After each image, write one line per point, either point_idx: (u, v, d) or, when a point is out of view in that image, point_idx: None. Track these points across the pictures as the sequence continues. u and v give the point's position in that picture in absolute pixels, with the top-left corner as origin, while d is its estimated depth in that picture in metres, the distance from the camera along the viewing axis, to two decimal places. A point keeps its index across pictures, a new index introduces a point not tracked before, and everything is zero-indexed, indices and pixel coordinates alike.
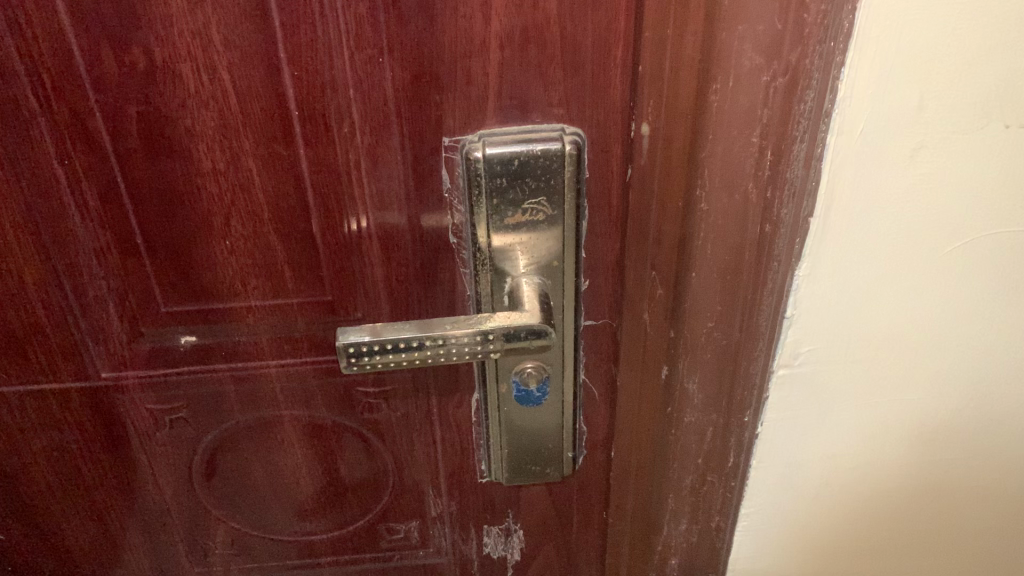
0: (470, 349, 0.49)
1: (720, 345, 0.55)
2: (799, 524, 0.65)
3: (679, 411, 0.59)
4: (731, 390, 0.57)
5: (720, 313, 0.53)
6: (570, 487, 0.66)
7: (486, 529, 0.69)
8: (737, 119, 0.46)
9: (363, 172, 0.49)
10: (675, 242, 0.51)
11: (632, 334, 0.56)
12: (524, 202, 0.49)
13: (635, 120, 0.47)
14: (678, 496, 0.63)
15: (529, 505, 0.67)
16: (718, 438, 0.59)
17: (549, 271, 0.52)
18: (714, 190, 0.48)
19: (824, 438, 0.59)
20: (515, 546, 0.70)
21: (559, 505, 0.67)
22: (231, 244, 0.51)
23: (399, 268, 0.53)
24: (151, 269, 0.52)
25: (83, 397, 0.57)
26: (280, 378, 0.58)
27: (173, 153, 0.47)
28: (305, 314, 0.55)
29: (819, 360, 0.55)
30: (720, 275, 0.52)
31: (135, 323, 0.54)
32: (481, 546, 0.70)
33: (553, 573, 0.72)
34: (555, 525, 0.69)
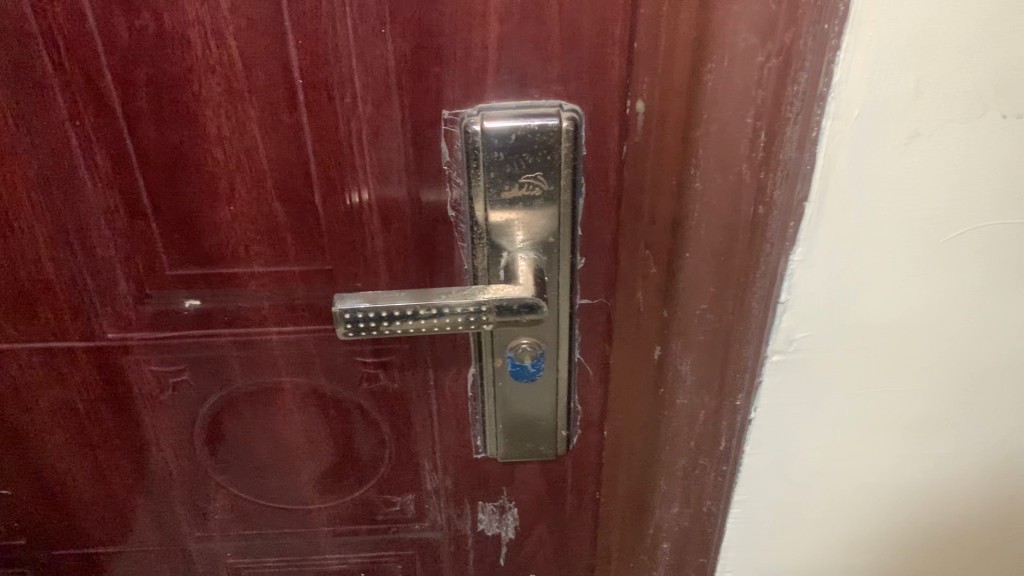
0: (464, 319, 0.51)
1: (712, 326, 0.56)
2: (788, 513, 0.65)
3: (671, 393, 0.60)
4: (723, 372, 0.57)
5: (713, 295, 0.54)
6: (564, 466, 0.67)
7: (481, 505, 0.70)
8: (731, 98, 0.46)
9: (365, 142, 0.50)
10: (668, 220, 0.52)
11: (626, 310, 0.57)
12: (521, 176, 0.50)
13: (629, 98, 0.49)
14: (670, 478, 0.64)
15: (523, 481, 0.68)
16: (710, 421, 0.60)
17: (545, 247, 0.53)
18: (708, 169, 0.49)
19: (816, 425, 0.60)
20: (509, 523, 0.71)
21: (552, 484, 0.68)
22: (235, 210, 0.52)
23: (399, 239, 0.54)
24: (157, 231, 0.53)
25: (89, 356, 0.59)
26: (281, 345, 0.59)
27: (180, 117, 0.49)
28: (307, 281, 0.56)
29: (811, 347, 0.55)
30: (712, 256, 0.52)
31: (141, 285, 0.56)
32: (475, 522, 0.71)
33: (546, 553, 0.73)
34: (548, 504, 0.70)
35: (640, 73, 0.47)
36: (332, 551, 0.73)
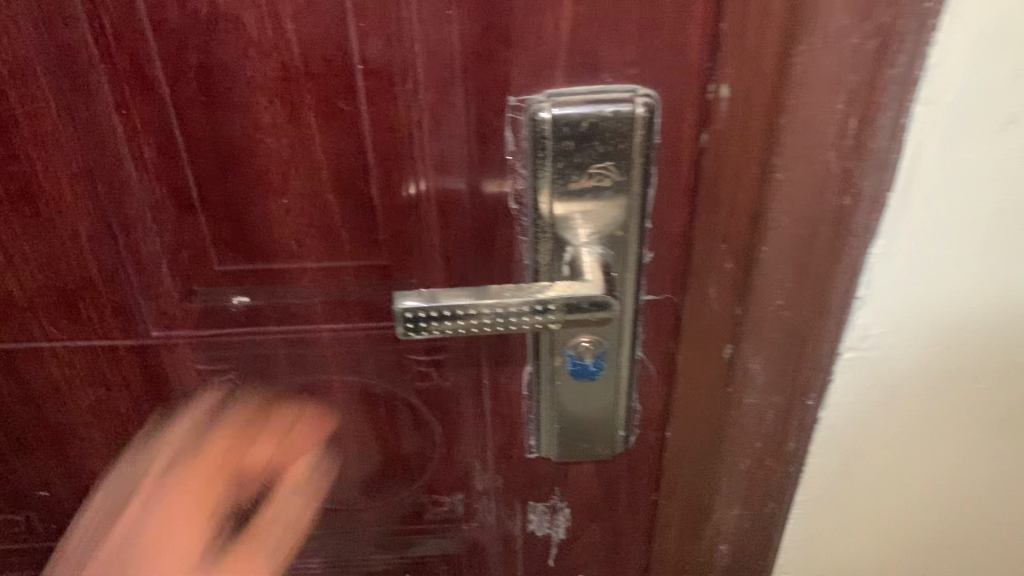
0: (529, 318, 0.48)
1: (787, 324, 0.53)
2: (853, 515, 0.63)
3: (739, 392, 0.57)
4: (795, 373, 0.55)
5: (790, 292, 0.51)
6: (620, 467, 0.64)
7: (532, 505, 0.67)
8: (823, 80, 0.43)
9: (425, 131, 0.48)
10: (747, 215, 0.49)
11: (697, 309, 0.54)
12: (590, 166, 0.47)
13: (713, 83, 0.45)
14: (732, 479, 0.62)
15: (576, 483, 0.66)
16: (778, 421, 0.58)
17: (612, 241, 0.50)
18: (792, 159, 0.46)
19: (887, 424, 0.57)
20: (560, 524, 0.69)
21: (607, 485, 0.66)
22: (288, 203, 0.50)
23: (458, 233, 0.52)
24: (205, 225, 0.51)
25: (132, 355, 0.57)
26: (332, 344, 0.57)
27: (232, 105, 0.46)
28: (361, 278, 0.53)
29: (887, 344, 0.53)
30: (790, 250, 0.49)
31: (188, 281, 0.53)
32: (526, 523, 0.69)
33: (597, 555, 0.71)
34: (602, 505, 0.67)
35: (725, 55, 0.44)
36: (377, 551, 0.71)
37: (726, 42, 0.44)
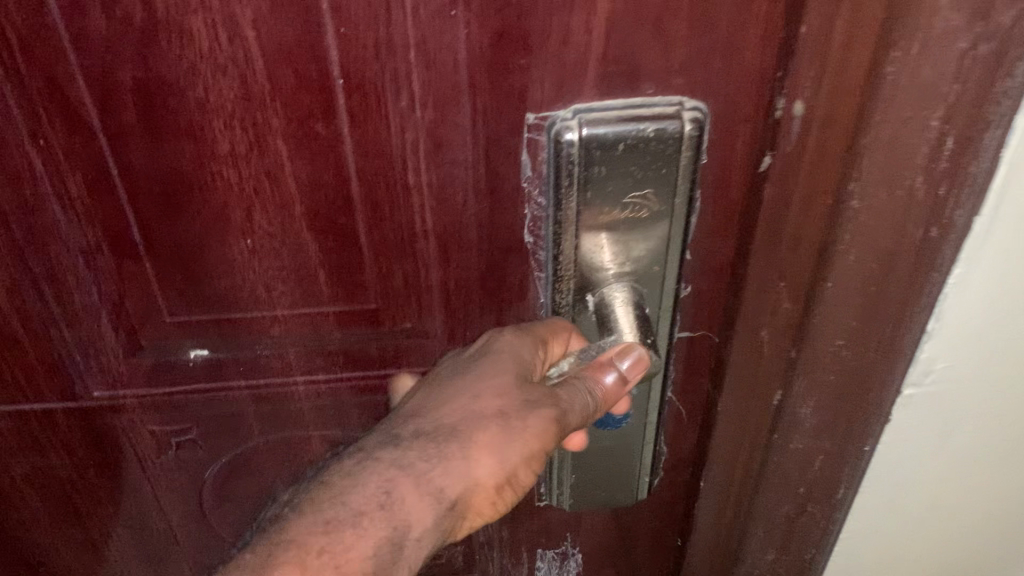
0: (581, 397, 0.41)
1: (847, 365, 0.43)
2: (894, 554, 0.54)
3: (784, 436, 0.47)
4: (852, 417, 0.45)
5: (854, 329, 0.41)
6: (639, 509, 0.57)
7: (540, 553, 0.60)
8: (917, 98, 0.33)
9: (422, 156, 0.39)
10: (813, 248, 0.40)
11: (744, 349, 0.46)
12: (627, 196, 0.39)
13: (783, 99, 0.37)
14: (769, 526, 0.52)
15: (591, 528, 0.58)
16: (830, 468, 0.47)
17: (646, 276, 0.42)
18: (870, 184, 0.36)
19: (944, 464, 0.48)
20: (571, 569, 0.61)
21: (624, 528, 0.59)
22: (254, 243, 0.41)
23: (460, 272, 0.43)
24: (152, 272, 0.41)
25: (71, 419, 0.47)
26: (309, 397, 0.48)
27: (180, 132, 0.36)
28: (343, 325, 0.45)
29: (953, 379, 0.43)
30: (860, 285, 0.39)
31: (134, 335, 0.44)
32: (533, 570, 0.61)
33: None
34: (617, 547, 0.60)
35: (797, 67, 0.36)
36: None
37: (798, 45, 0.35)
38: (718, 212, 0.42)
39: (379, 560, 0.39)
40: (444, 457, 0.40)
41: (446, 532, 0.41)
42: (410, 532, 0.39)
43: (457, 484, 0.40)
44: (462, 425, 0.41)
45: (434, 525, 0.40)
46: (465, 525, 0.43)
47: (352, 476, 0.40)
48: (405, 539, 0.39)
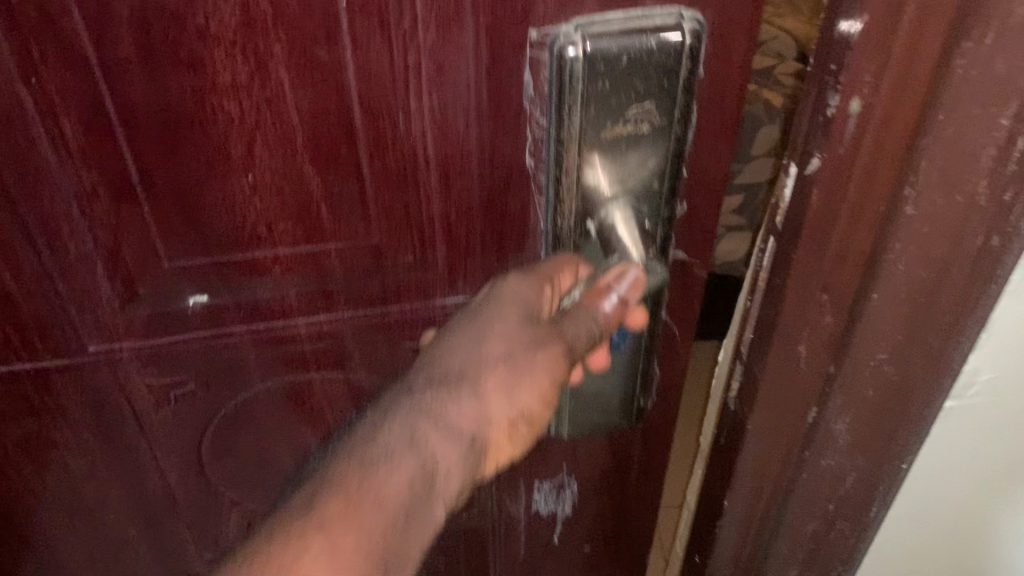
0: (586, 324, 0.42)
1: (889, 380, 0.45)
2: (918, 549, 0.58)
3: (818, 454, 0.50)
4: (890, 432, 0.48)
5: (897, 343, 0.44)
6: (634, 434, 0.59)
7: (537, 484, 0.61)
8: (994, 91, 0.35)
9: (425, 81, 0.38)
10: (862, 256, 0.41)
11: (780, 367, 0.47)
12: (628, 111, 0.40)
13: (839, 95, 0.36)
14: (795, 539, 0.55)
15: (586, 456, 0.59)
16: (863, 484, 0.51)
17: (646, 195, 0.43)
18: (927, 189, 0.38)
19: (978, 464, 0.52)
20: (567, 500, 0.62)
21: (619, 455, 0.60)
22: (256, 180, 0.40)
23: (462, 201, 0.43)
24: (151, 215, 0.40)
25: (67, 378, 0.46)
26: (311, 339, 0.48)
27: (181, 64, 0.36)
28: (345, 262, 0.44)
29: (996, 387, 0.47)
30: (908, 295, 0.42)
31: (131, 285, 0.43)
32: (529, 503, 0.62)
33: (604, 523, 0.65)
34: (612, 474, 0.61)
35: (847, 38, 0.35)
36: None
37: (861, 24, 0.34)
38: (713, 126, 0.43)
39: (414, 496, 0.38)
40: (454, 397, 0.40)
41: (475, 469, 0.41)
42: (439, 468, 0.39)
43: (471, 421, 0.40)
44: (469, 367, 0.41)
45: (461, 463, 0.40)
46: (491, 466, 0.43)
47: (375, 428, 0.39)
48: (435, 475, 0.39)
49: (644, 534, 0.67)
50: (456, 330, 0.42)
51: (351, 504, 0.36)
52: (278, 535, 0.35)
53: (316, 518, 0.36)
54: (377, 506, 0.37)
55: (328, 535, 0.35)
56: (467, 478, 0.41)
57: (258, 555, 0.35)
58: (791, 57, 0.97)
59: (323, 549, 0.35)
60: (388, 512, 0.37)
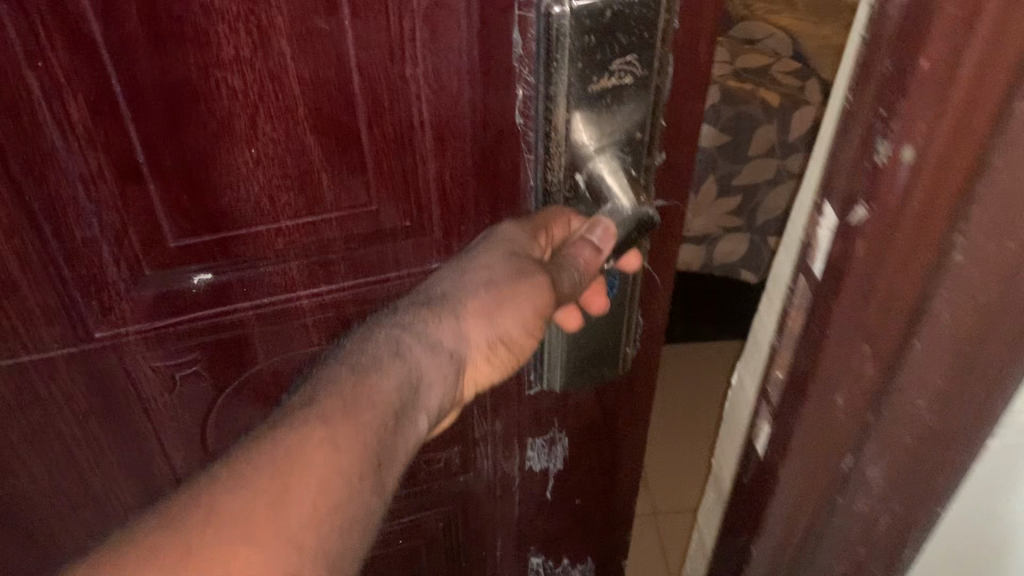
0: (573, 272, 0.45)
1: (930, 427, 0.40)
2: None
3: (846, 500, 0.45)
4: (928, 476, 0.41)
5: (936, 391, 0.39)
6: (620, 384, 0.61)
7: (530, 442, 0.63)
8: None
9: (419, 44, 0.40)
10: (909, 311, 0.38)
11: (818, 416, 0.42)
12: (613, 63, 0.42)
13: (887, 141, 0.34)
14: None
15: (576, 410, 0.62)
16: (893, 533, 0.44)
17: (630, 146, 0.45)
18: (982, 232, 0.34)
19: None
20: (558, 455, 0.65)
21: (606, 406, 0.62)
22: (258, 152, 0.41)
23: (455, 162, 0.45)
24: (156, 195, 0.41)
25: (72, 367, 0.46)
26: (313, 311, 0.49)
27: (186, 39, 0.36)
28: (345, 231, 0.46)
29: None
30: (955, 342, 0.37)
31: (137, 267, 0.43)
32: (523, 461, 0.64)
33: (593, 474, 0.68)
34: (600, 425, 0.64)
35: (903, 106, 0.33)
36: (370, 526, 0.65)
37: (927, 38, 0.31)
38: (689, 77, 0.45)
39: (403, 397, 0.41)
40: (441, 319, 0.43)
41: (456, 387, 0.44)
42: (425, 379, 0.42)
43: (454, 338, 0.44)
44: (456, 294, 0.44)
45: (447, 378, 0.43)
46: (472, 389, 0.46)
47: (364, 341, 0.42)
48: (422, 385, 0.42)
49: (627, 483, 0.70)
50: (447, 265, 0.46)
51: (348, 405, 0.39)
52: (280, 431, 0.37)
53: (315, 414, 0.38)
54: (371, 405, 0.40)
55: (330, 427, 0.38)
56: (449, 394, 0.44)
57: (261, 451, 0.36)
58: (811, 81, 1.10)
59: (326, 439, 0.37)
60: (383, 411, 0.40)
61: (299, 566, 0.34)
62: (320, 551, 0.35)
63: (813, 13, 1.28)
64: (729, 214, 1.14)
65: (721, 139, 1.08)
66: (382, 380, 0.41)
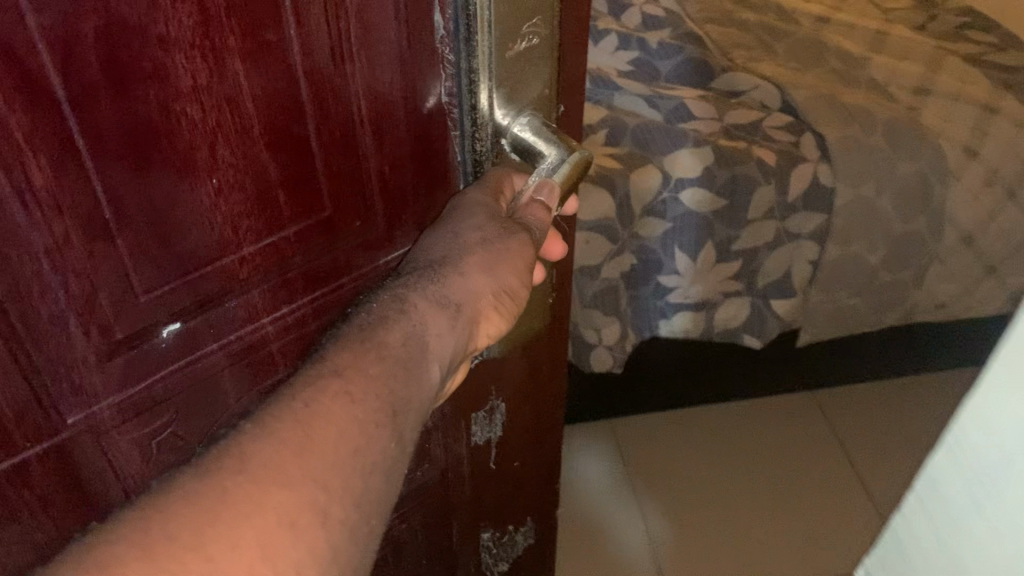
0: (537, 216, 0.49)
1: None
2: None
3: None
4: None
5: None
6: (544, 341, 0.64)
7: (474, 417, 0.64)
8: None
9: (354, 42, 0.41)
10: None
11: None
12: (522, 29, 0.44)
13: None
14: None
15: (509, 375, 0.64)
16: None
17: (539, 100, 0.49)
18: None
19: None
20: (497, 424, 0.67)
21: (535, 364, 0.65)
22: (219, 179, 0.40)
23: (393, 152, 0.47)
24: (125, 247, 0.39)
25: (46, 461, 0.43)
26: (276, 337, 0.49)
27: (146, 76, 0.35)
28: (303, 243, 0.46)
29: None
30: None
31: (108, 334, 0.41)
32: (469, 438, 0.66)
33: (526, 432, 0.71)
34: (531, 384, 0.67)
35: None
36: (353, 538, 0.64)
37: None
38: (574, 28, 0.49)
39: (410, 351, 0.45)
40: (440, 278, 0.47)
41: (466, 334, 0.48)
42: (427, 331, 0.46)
43: (457, 293, 0.47)
44: (449, 254, 0.48)
45: (450, 328, 0.47)
46: (482, 338, 0.50)
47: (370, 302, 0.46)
48: (426, 338, 0.46)
49: (552, 436, 0.75)
50: (434, 228, 0.49)
51: (361, 363, 0.43)
52: (296, 399, 0.40)
53: (329, 367, 0.42)
54: (382, 359, 0.43)
55: (343, 379, 0.42)
56: (461, 342, 0.48)
57: (276, 428, 0.39)
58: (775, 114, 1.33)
59: (342, 395, 0.41)
60: (391, 362, 0.44)
61: (326, 504, 0.38)
62: (343, 488, 0.39)
63: (792, 55, 1.52)
64: (728, 278, 1.31)
65: (718, 201, 1.23)
66: (398, 334, 0.45)
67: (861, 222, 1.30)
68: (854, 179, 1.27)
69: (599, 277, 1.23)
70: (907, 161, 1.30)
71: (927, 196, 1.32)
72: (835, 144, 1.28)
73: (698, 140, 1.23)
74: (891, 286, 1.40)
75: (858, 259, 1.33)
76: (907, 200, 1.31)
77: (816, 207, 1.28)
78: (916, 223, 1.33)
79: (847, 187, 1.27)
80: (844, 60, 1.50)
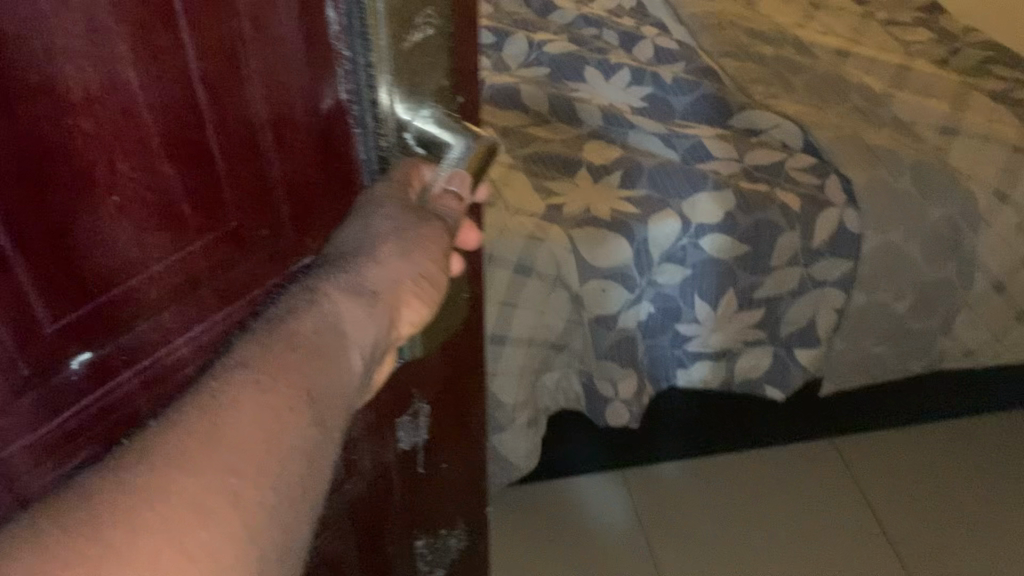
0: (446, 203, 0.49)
1: None
2: None
3: None
4: None
5: None
6: (462, 333, 0.61)
7: (399, 422, 0.59)
8: None
9: (250, 42, 0.39)
10: None
11: None
12: (418, 19, 0.45)
13: None
14: None
15: (430, 370, 0.60)
16: None
17: (438, 92, 0.49)
18: None
19: None
20: (422, 424, 0.62)
21: (455, 358, 0.62)
22: (121, 198, 0.36)
23: (297, 155, 0.44)
24: (26, 278, 0.34)
25: None
26: (191, 358, 0.44)
27: (33, 90, 0.32)
28: (214, 259, 0.42)
29: None
30: None
31: (14, 372, 0.36)
32: (395, 444, 0.60)
33: (452, 431, 0.67)
34: (452, 377, 0.63)
35: None
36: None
37: None
38: (466, 19, 0.49)
39: (331, 341, 0.42)
40: (355, 268, 0.45)
41: (387, 320, 0.45)
42: (341, 318, 0.43)
43: (375, 280, 0.45)
44: (361, 246, 0.45)
45: (366, 316, 0.44)
46: (404, 326, 0.48)
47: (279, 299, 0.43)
48: (342, 327, 0.43)
49: (476, 432, 0.71)
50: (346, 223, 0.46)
51: (272, 357, 0.39)
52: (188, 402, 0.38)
53: (233, 360, 0.39)
54: (294, 348, 0.41)
55: (249, 371, 0.39)
56: (381, 333, 0.45)
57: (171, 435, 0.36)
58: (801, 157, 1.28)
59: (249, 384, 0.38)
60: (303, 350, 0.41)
61: (235, 510, 0.35)
62: (255, 495, 0.36)
63: (807, 91, 1.48)
64: (749, 328, 1.25)
65: (740, 248, 1.19)
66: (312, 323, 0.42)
67: (887, 267, 1.25)
68: (881, 224, 1.23)
69: (615, 326, 1.19)
70: (936, 206, 1.25)
71: (956, 241, 1.26)
72: (862, 189, 1.23)
73: (720, 184, 1.19)
74: (921, 335, 1.33)
75: (883, 306, 1.28)
76: (936, 246, 1.25)
77: (845, 253, 1.23)
78: (946, 269, 1.27)
79: (874, 232, 1.23)
80: (864, 98, 1.46)
